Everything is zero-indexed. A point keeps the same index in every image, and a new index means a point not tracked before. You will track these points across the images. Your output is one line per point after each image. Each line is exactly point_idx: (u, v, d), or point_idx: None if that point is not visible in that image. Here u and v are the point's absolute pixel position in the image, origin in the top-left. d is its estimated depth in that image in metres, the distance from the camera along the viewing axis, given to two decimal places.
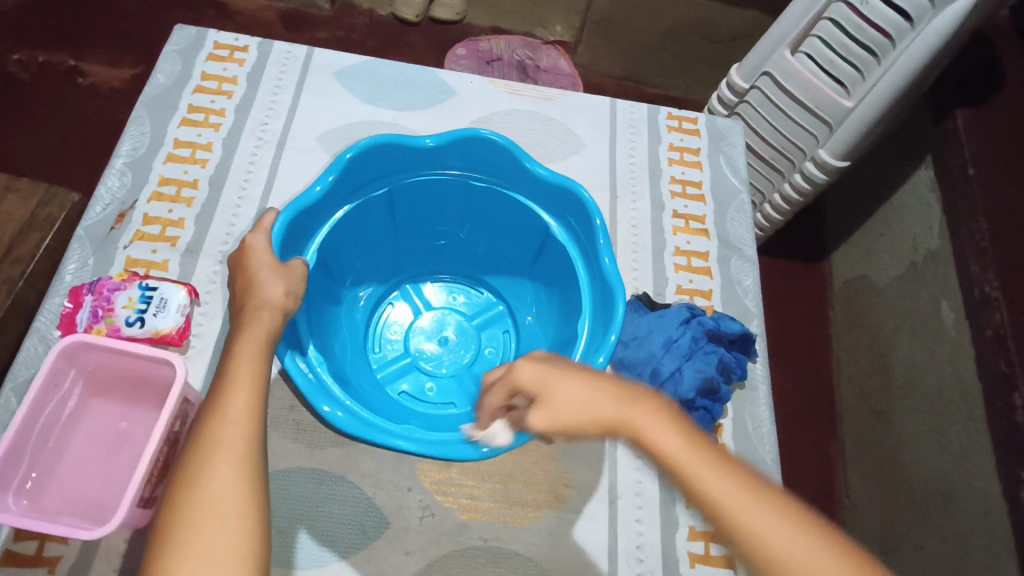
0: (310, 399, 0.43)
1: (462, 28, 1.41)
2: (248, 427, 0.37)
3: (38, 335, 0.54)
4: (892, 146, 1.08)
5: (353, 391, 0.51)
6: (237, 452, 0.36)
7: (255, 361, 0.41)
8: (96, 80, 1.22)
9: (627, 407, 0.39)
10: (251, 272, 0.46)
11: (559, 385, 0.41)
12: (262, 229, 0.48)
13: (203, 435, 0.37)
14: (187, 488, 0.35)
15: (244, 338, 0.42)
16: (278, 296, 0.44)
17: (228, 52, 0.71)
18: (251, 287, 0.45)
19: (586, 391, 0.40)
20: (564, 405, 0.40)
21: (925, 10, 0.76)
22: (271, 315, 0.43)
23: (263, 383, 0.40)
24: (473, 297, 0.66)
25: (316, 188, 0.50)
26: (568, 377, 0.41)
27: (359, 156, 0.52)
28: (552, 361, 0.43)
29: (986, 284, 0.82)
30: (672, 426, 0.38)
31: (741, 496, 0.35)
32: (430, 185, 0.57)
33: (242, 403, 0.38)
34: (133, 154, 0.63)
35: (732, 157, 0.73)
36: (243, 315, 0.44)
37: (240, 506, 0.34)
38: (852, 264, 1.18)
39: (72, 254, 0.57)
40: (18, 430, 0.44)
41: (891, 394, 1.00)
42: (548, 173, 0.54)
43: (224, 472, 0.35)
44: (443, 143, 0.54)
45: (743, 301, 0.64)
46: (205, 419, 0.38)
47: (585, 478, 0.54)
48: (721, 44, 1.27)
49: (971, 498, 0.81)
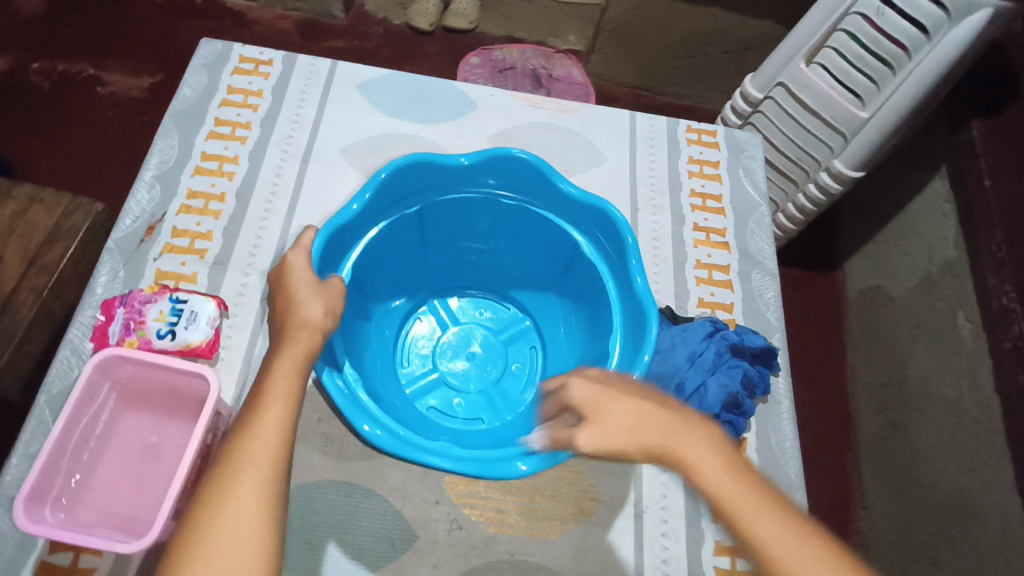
0: (350, 418, 0.44)
1: (475, 37, 1.42)
2: (277, 443, 0.37)
3: (71, 347, 0.54)
4: (906, 157, 1.08)
5: (387, 407, 0.52)
6: (263, 469, 0.36)
7: (291, 378, 0.41)
8: (115, 89, 1.24)
9: (677, 423, 0.39)
10: (291, 291, 0.47)
11: (610, 401, 0.42)
12: (301, 248, 0.49)
13: (232, 449, 0.37)
14: (210, 502, 0.34)
15: (282, 355, 0.43)
16: (317, 315, 0.45)
17: (253, 65, 0.71)
18: (292, 306, 0.46)
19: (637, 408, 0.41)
20: (607, 420, 0.41)
21: (942, 23, 0.75)
22: (310, 334, 0.44)
23: (296, 402, 0.40)
24: (499, 311, 0.67)
25: (352, 206, 0.52)
26: (617, 395, 0.42)
27: (393, 175, 0.54)
28: (603, 382, 0.44)
29: (1004, 296, 0.82)
30: (720, 458, 0.37)
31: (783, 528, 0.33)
32: (459, 202, 0.59)
33: (273, 420, 0.38)
34: (162, 167, 0.64)
35: (752, 170, 0.74)
36: (283, 333, 0.45)
37: (257, 524, 0.34)
38: (866, 274, 1.18)
39: (102, 267, 0.58)
40: (56, 442, 0.45)
41: (908, 405, 1.00)
42: (580, 193, 0.55)
43: (247, 488, 0.35)
44: (476, 162, 0.56)
45: (765, 315, 0.64)
46: (236, 433, 0.38)
47: (610, 493, 0.54)
48: (734, 54, 1.27)
49: (990, 510, 0.81)
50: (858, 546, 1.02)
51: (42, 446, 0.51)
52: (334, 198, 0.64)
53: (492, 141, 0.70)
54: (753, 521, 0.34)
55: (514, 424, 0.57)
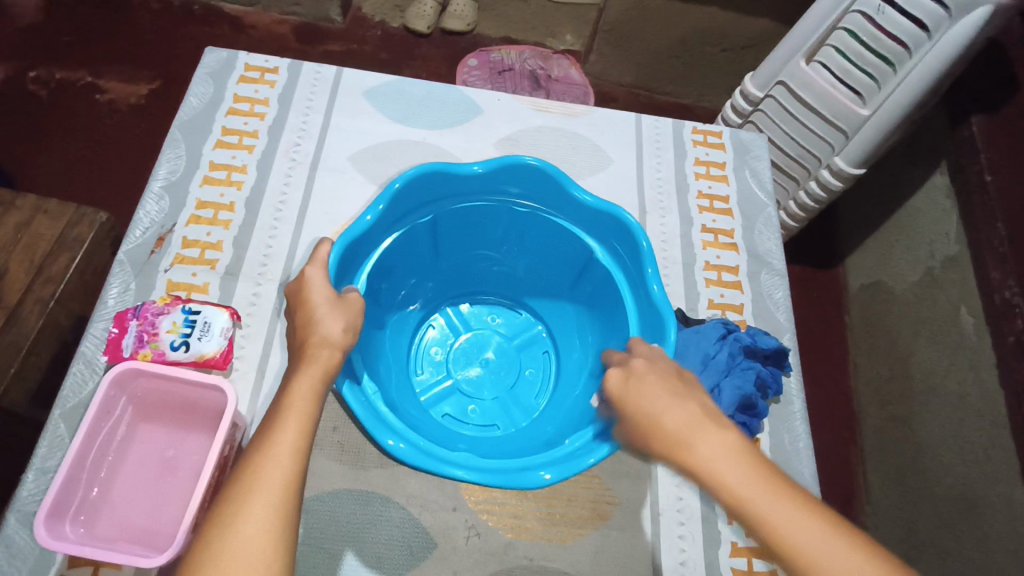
0: (373, 433, 0.44)
1: (473, 38, 1.41)
2: (290, 468, 0.37)
3: (85, 359, 0.54)
4: (906, 153, 1.09)
5: (407, 418, 0.52)
6: (275, 494, 0.35)
7: (306, 400, 0.41)
8: (113, 96, 1.23)
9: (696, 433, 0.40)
10: (310, 305, 0.47)
11: (645, 396, 0.43)
12: (317, 263, 0.49)
13: (245, 472, 0.36)
14: (221, 528, 0.34)
15: (299, 375, 0.42)
16: (337, 332, 0.45)
17: (259, 74, 0.71)
18: (310, 322, 0.46)
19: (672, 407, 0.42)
20: (643, 418, 0.42)
21: (942, 20, 0.75)
22: (329, 353, 0.44)
23: (310, 424, 0.40)
24: (511, 317, 0.68)
25: (366, 218, 0.52)
26: (652, 390, 0.43)
27: (406, 186, 0.54)
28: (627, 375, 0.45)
29: (1006, 291, 0.83)
30: (728, 453, 0.39)
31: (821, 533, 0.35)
32: (473, 210, 0.59)
33: (286, 443, 0.38)
34: (170, 178, 0.64)
35: (758, 171, 0.74)
36: (303, 351, 0.45)
37: (266, 552, 0.33)
38: (867, 270, 1.18)
39: (114, 279, 0.58)
40: (75, 457, 0.45)
41: (912, 400, 1.00)
42: (594, 201, 0.55)
43: (258, 514, 0.34)
44: (490, 170, 0.56)
45: (775, 316, 0.64)
46: (249, 456, 0.37)
47: (626, 496, 0.54)
48: (732, 52, 1.27)
49: (996, 504, 0.81)
50: None
51: (58, 460, 0.51)
52: (344, 206, 0.64)
53: (499, 146, 0.70)
54: (786, 527, 0.35)
55: (530, 431, 0.57)
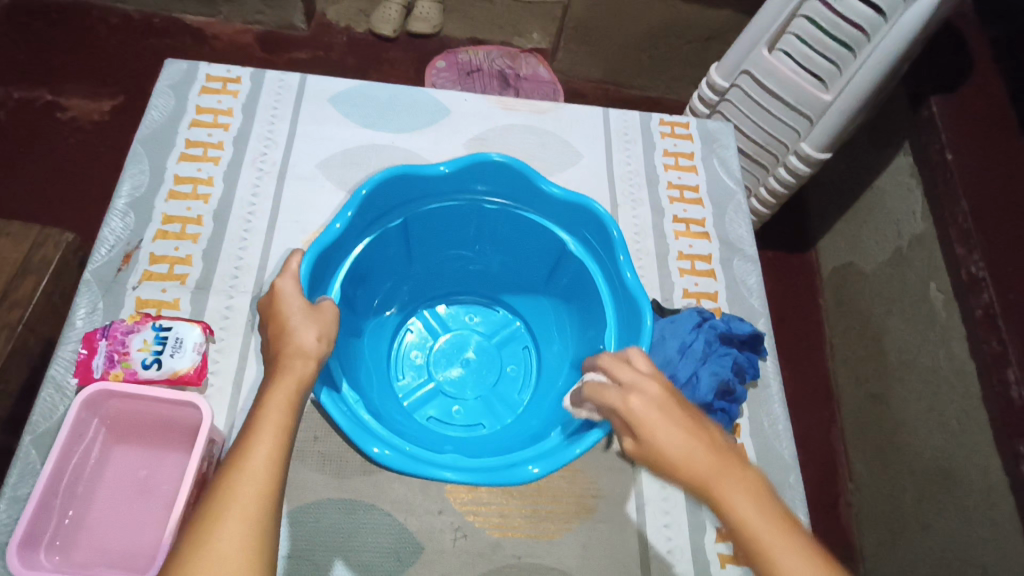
0: (359, 442, 0.44)
1: (440, 40, 1.41)
2: (266, 481, 0.36)
3: (54, 383, 0.53)
4: (870, 136, 1.11)
5: (391, 424, 0.51)
6: (250, 510, 0.35)
7: (282, 412, 0.40)
8: (75, 114, 1.20)
9: (718, 467, 0.37)
10: (282, 316, 0.46)
11: (662, 418, 0.39)
12: (289, 274, 0.48)
13: (221, 488, 0.36)
14: (194, 547, 0.33)
15: (274, 387, 0.42)
16: (310, 342, 0.45)
17: (221, 84, 0.70)
18: (285, 333, 0.45)
19: (695, 434, 0.38)
20: (661, 448, 0.38)
21: (897, 5, 0.77)
22: (303, 363, 0.44)
23: (287, 436, 0.39)
24: (489, 314, 0.68)
25: (335, 227, 0.51)
26: (675, 425, 0.39)
27: (371, 192, 0.54)
28: (654, 397, 0.40)
29: (972, 265, 0.84)
30: (764, 511, 0.35)
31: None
32: (445, 211, 0.59)
33: (262, 457, 0.37)
34: (134, 194, 0.63)
35: (725, 159, 0.75)
36: (278, 362, 0.44)
37: (242, 569, 0.33)
38: (838, 252, 1.20)
39: (81, 299, 0.57)
40: (47, 483, 0.44)
41: (887, 377, 1.02)
42: (560, 191, 0.56)
43: (232, 530, 0.34)
44: (455, 169, 0.56)
45: (748, 301, 0.65)
46: (224, 471, 0.37)
47: (611, 488, 0.55)
48: (698, 43, 1.28)
49: (972, 474, 0.83)
50: (849, 518, 1.05)
51: (30, 487, 0.50)
52: (315, 214, 0.64)
53: (468, 146, 0.70)
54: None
55: (517, 426, 0.57)
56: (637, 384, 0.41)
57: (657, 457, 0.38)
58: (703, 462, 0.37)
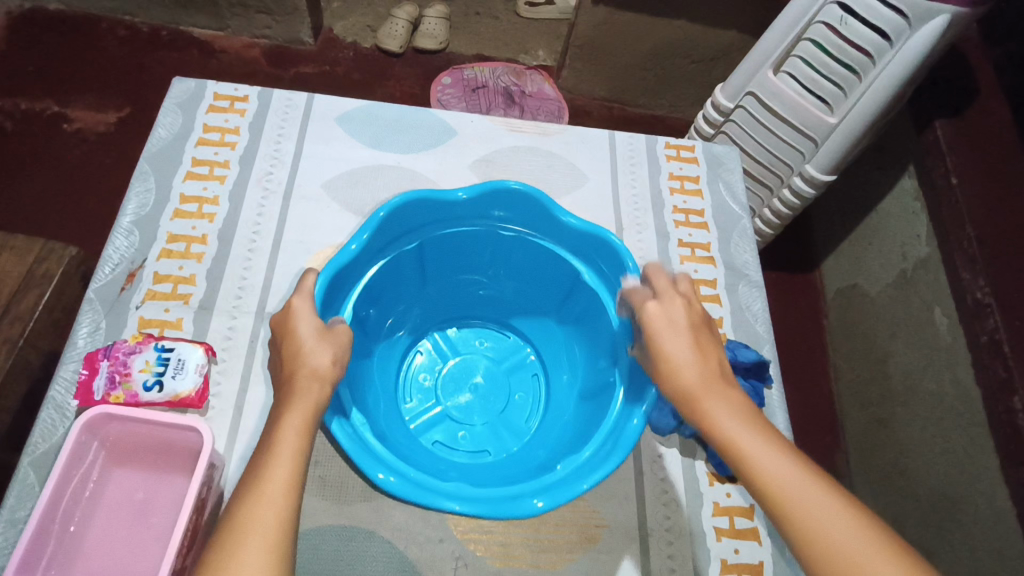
0: (362, 467, 0.44)
1: (446, 57, 1.41)
2: (283, 510, 0.36)
3: (54, 404, 0.53)
4: (875, 159, 1.11)
5: (397, 448, 0.51)
6: (270, 540, 0.35)
7: (299, 437, 0.40)
8: (81, 125, 1.21)
9: (720, 392, 0.44)
10: (299, 339, 0.46)
11: (679, 345, 0.46)
12: (304, 292, 0.48)
13: (238, 516, 0.36)
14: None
15: (289, 412, 0.41)
16: (325, 365, 0.44)
17: (228, 102, 0.71)
18: (298, 355, 0.45)
19: (703, 363, 0.45)
20: (673, 369, 0.45)
21: (903, 29, 0.77)
22: (321, 388, 0.43)
23: (302, 463, 0.39)
24: (499, 340, 0.68)
25: (352, 247, 0.52)
26: (684, 337, 0.46)
27: (391, 214, 0.54)
28: (671, 317, 0.47)
29: (978, 291, 0.84)
30: (735, 410, 0.42)
31: (878, 553, 0.35)
32: (461, 236, 0.59)
33: (280, 484, 0.37)
34: (140, 212, 0.63)
35: (732, 183, 0.75)
36: (292, 384, 0.43)
37: None
38: (842, 273, 1.20)
39: (83, 319, 0.56)
40: (45, 509, 0.43)
41: (892, 402, 1.01)
42: (580, 223, 0.56)
43: (251, 560, 0.34)
44: (475, 196, 0.57)
45: (754, 327, 0.65)
46: (242, 498, 0.37)
47: (615, 518, 0.54)
48: (702, 63, 1.28)
49: (979, 502, 0.82)
50: None
51: (28, 509, 0.49)
52: (320, 234, 0.64)
53: (474, 167, 0.70)
54: (842, 542, 0.36)
55: (523, 455, 0.57)
56: (667, 310, 0.48)
57: (671, 374, 0.45)
58: (708, 387, 0.44)
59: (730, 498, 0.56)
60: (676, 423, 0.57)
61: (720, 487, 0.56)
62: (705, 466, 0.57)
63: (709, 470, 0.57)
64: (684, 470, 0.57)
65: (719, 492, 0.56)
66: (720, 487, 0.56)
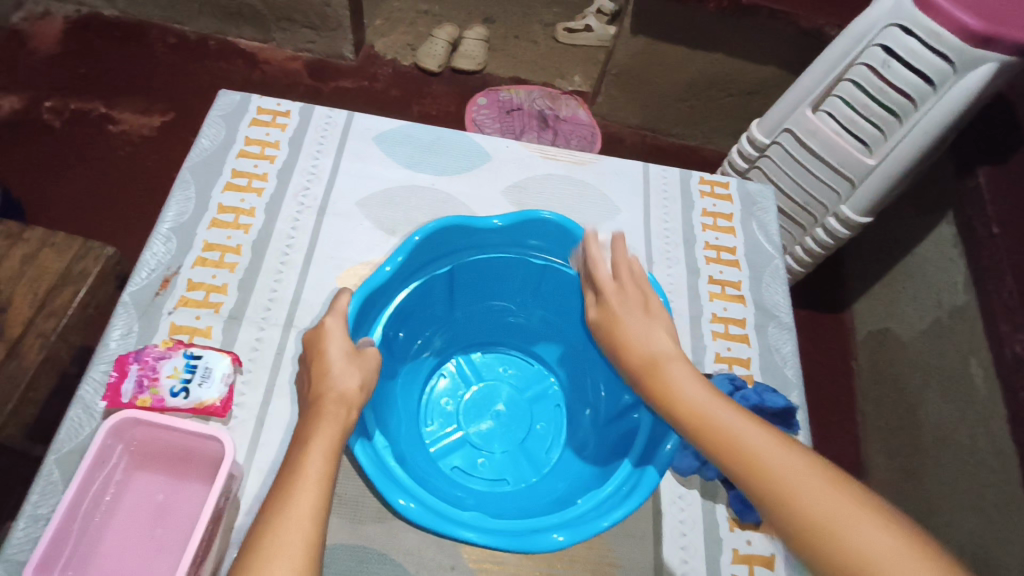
0: (383, 492, 0.43)
1: (483, 77, 1.43)
2: (309, 533, 0.36)
3: (82, 404, 0.53)
4: (914, 203, 1.09)
5: (416, 473, 0.51)
6: (296, 559, 0.35)
7: (324, 458, 0.40)
8: (126, 127, 1.25)
9: (668, 362, 0.48)
10: (328, 360, 0.46)
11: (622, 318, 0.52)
12: (337, 312, 0.49)
13: (265, 537, 0.36)
14: None
15: (317, 432, 0.42)
16: (353, 389, 0.44)
17: (271, 117, 0.72)
18: (326, 375, 0.45)
19: (655, 340, 0.50)
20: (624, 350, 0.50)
21: (948, 75, 0.75)
22: (347, 411, 0.43)
23: (328, 485, 0.39)
24: (523, 368, 0.67)
25: (386, 269, 0.52)
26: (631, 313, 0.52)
27: (425, 238, 0.55)
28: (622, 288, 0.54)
29: (1017, 344, 0.81)
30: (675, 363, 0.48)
31: (777, 456, 0.40)
32: (493, 261, 0.59)
33: (305, 505, 0.37)
34: (178, 220, 0.64)
35: (765, 223, 0.74)
36: (320, 405, 0.43)
37: None
38: (875, 316, 1.17)
39: (117, 321, 0.58)
40: (67, 510, 0.44)
41: (921, 452, 0.98)
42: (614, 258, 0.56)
43: None
44: (511, 224, 0.57)
45: (783, 371, 0.63)
46: (268, 516, 0.37)
47: (631, 557, 0.53)
48: (738, 97, 1.27)
49: (1010, 564, 0.79)
50: None
51: (51, 507, 0.50)
52: (353, 251, 0.64)
53: (508, 193, 0.70)
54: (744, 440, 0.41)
55: (541, 488, 0.56)
56: (608, 306, 0.53)
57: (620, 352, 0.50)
58: (655, 359, 0.48)
59: (750, 546, 0.54)
60: (698, 465, 0.55)
61: (740, 534, 0.55)
62: (725, 510, 0.55)
63: (730, 516, 0.55)
64: (704, 512, 0.55)
65: (739, 538, 0.54)
66: (740, 534, 0.55)
